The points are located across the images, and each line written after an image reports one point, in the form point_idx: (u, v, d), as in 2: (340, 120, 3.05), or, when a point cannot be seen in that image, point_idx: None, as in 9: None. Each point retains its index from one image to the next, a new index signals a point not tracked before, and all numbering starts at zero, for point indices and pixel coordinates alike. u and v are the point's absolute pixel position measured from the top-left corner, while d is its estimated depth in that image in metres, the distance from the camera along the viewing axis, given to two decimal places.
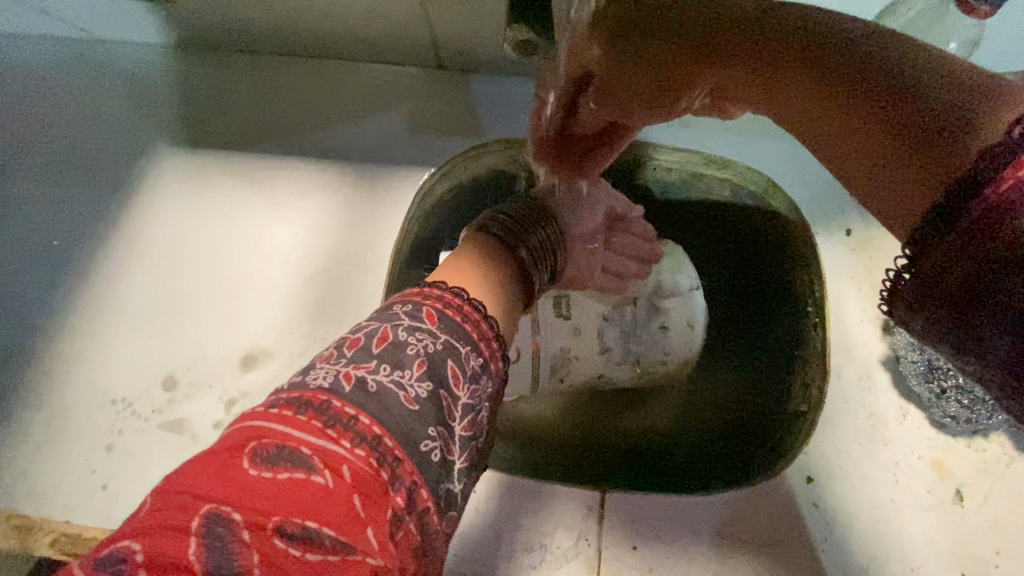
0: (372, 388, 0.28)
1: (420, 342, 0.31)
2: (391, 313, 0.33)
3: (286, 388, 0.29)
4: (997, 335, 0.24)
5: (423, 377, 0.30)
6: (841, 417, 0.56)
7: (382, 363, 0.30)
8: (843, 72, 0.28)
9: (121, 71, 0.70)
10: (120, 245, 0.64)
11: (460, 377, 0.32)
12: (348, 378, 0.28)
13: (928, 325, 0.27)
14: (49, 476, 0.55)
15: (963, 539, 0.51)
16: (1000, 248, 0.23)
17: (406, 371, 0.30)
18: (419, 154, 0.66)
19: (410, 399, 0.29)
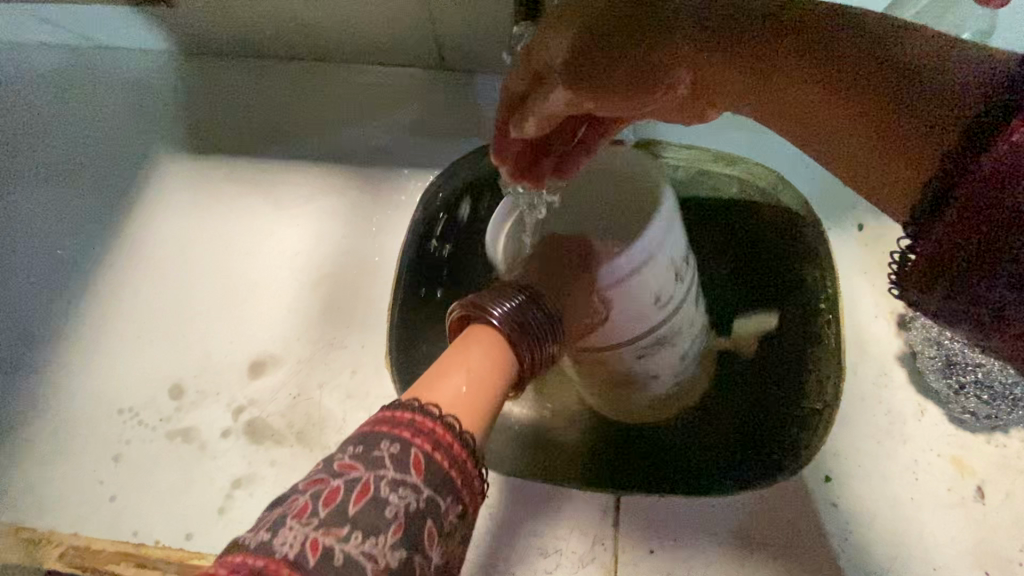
0: (338, 560, 0.28)
1: (402, 499, 0.31)
2: (374, 457, 0.32)
3: (250, 551, 0.28)
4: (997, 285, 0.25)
5: (397, 545, 0.30)
6: (859, 415, 0.55)
7: (354, 531, 0.29)
8: (841, 55, 0.29)
9: (121, 77, 0.69)
10: (125, 253, 0.63)
11: (434, 539, 0.31)
12: (315, 548, 0.28)
13: (939, 299, 0.28)
14: (55, 489, 0.54)
15: (987, 537, 0.50)
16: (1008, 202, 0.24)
17: (379, 537, 0.29)
18: (424, 156, 0.65)
19: (378, 569, 0.29)
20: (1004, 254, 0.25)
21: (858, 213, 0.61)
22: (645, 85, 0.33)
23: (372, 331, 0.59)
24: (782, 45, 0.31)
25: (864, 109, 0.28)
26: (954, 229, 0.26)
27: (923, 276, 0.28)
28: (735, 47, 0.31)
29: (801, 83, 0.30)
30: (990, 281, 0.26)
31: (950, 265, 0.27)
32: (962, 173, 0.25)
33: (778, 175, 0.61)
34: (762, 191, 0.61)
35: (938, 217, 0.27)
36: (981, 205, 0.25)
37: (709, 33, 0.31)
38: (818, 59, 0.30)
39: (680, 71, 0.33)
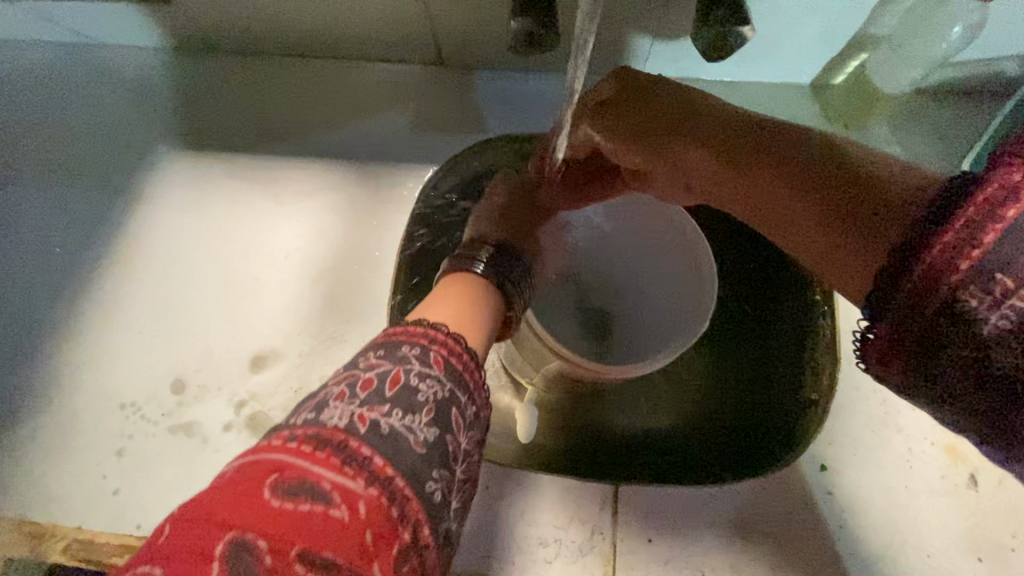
0: (385, 430, 0.29)
1: (429, 388, 0.31)
2: (400, 354, 0.33)
3: (299, 424, 0.29)
4: (959, 371, 0.25)
5: (431, 423, 0.30)
6: (853, 404, 0.55)
7: (394, 406, 0.30)
8: (801, 165, 0.33)
9: (120, 75, 0.69)
10: (125, 249, 0.63)
11: (462, 424, 0.32)
12: (362, 419, 0.29)
13: (904, 376, 0.28)
14: (58, 484, 0.54)
15: (978, 523, 0.51)
16: (949, 294, 0.24)
17: (416, 415, 0.30)
18: (422, 152, 0.65)
19: (416, 441, 0.29)
20: (944, 338, 0.25)
21: None
22: (655, 143, 0.42)
23: (371, 325, 0.59)
24: (750, 153, 0.36)
25: (813, 206, 0.32)
26: (908, 315, 0.26)
27: (882, 353, 0.28)
28: (723, 146, 0.37)
29: (768, 183, 0.35)
30: (939, 363, 0.26)
31: (907, 347, 0.27)
32: (908, 259, 0.26)
33: None
34: None
35: (887, 296, 0.27)
36: (924, 290, 0.25)
37: (674, 126, 0.40)
38: (778, 159, 0.34)
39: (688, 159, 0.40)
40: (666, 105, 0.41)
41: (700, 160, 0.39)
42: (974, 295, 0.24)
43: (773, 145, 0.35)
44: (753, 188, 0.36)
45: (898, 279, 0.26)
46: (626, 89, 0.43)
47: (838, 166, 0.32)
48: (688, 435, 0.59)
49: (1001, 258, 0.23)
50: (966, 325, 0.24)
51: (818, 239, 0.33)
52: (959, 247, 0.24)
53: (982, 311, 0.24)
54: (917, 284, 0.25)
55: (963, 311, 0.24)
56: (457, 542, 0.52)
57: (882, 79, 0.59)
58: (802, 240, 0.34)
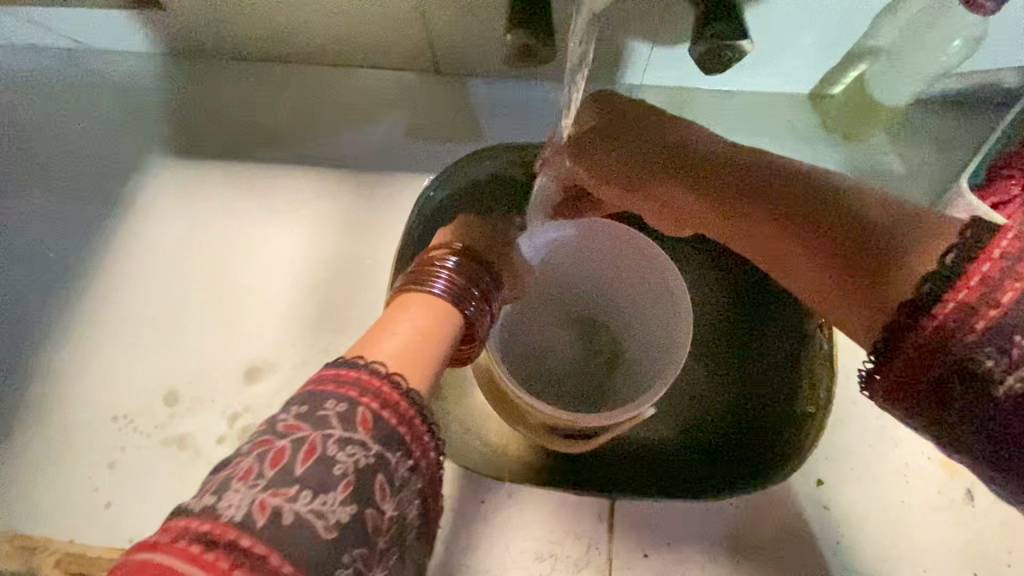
0: (332, 463, 0.30)
1: (351, 457, 0.30)
2: (322, 414, 0.31)
3: (271, 442, 0.30)
4: (963, 426, 0.27)
5: (347, 500, 0.29)
6: (851, 418, 0.55)
7: (303, 488, 0.29)
8: (806, 208, 0.36)
9: (113, 81, 0.69)
10: (117, 258, 0.63)
11: (388, 488, 0.31)
12: (311, 450, 0.30)
13: (911, 415, 0.30)
14: (48, 497, 0.54)
15: (975, 538, 0.51)
16: (958, 354, 0.27)
17: (330, 494, 0.29)
18: (418, 162, 0.65)
19: (337, 503, 0.29)
20: (957, 391, 0.27)
21: None
22: (646, 174, 0.44)
23: None
24: (763, 197, 0.38)
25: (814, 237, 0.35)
26: (918, 365, 0.28)
27: (892, 396, 0.30)
28: (734, 181, 0.40)
29: (761, 215, 0.38)
30: (953, 415, 0.28)
31: (915, 393, 0.29)
32: (921, 313, 0.28)
33: None
34: None
35: (897, 347, 0.29)
36: (934, 343, 0.27)
37: (693, 165, 0.42)
38: (781, 198, 0.37)
39: (688, 200, 0.42)
40: (652, 150, 0.44)
41: (713, 198, 0.41)
42: (988, 358, 0.26)
43: (778, 195, 0.38)
44: (746, 216, 0.39)
45: (905, 334, 0.29)
46: (623, 126, 0.46)
47: (852, 218, 0.34)
48: (692, 444, 0.60)
49: (1005, 322, 0.25)
50: (981, 386, 0.26)
51: (825, 284, 0.35)
52: (971, 308, 0.26)
53: (998, 373, 0.26)
54: (928, 337, 0.28)
55: (975, 371, 0.26)
56: (451, 558, 0.51)
57: (880, 92, 0.58)
58: (795, 275, 0.37)
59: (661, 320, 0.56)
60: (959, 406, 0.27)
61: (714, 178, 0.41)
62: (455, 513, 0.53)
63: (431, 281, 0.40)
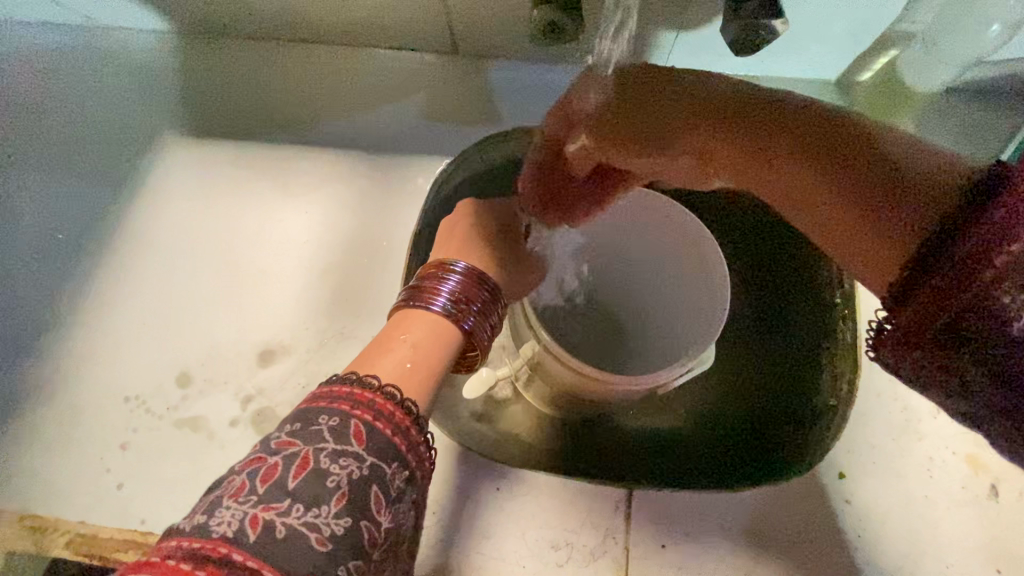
0: (280, 535, 0.27)
1: (344, 469, 0.30)
2: (315, 430, 0.31)
3: (185, 535, 0.27)
4: (973, 369, 0.27)
5: (341, 513, 0.29)
6: (874, 411, 0.54)
7: (295, 503, 0.28)
8: (830, 146, 0.31)
9: (126, 60, 0.67)
10: (129, 239, 0.62)
11: (383, 504, 0.31)
12: (254, 523, 0.27)
13: (914, 365, 0.31)
14: (59, 477, 0.53)
15: (999, 535, 0.50)
16: (978, 290, 0.26)
17: (323, 508, 0.28)
18: (434, 145, 0.64)
19: (322, 540, 0.28)
20: (971, 326, 0.27)
21: None
22: (660, 134, 0.36)
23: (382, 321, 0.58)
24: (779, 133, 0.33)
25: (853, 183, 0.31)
26: (929, 311, 0.28)
27: (905, 340, 0.30)
28: (763, 123, 0.33)
29: (791, 165, 0.33)
30: (964, 353, 0.27)
31: (927, 335, 0.29)
32: (942, 254, 0.28)
33: None
34: None
35: (919, 287, 0.29)
36: (957, 281, 0.27)
37: (727, 112, 0.34)
38: (813, 140, 0.32)
39: (701, 147, 0.35)
40: (664, 103, 0.35)
41: (729, 150, 0.35)
42: (1009, 291, 0.25)
43: (798, 131, 0.32)
44: (773, 167, 0.34)
45: (922, 279, 0.29)
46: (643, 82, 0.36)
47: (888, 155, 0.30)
48: (704, 434, 0.58)
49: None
50: (1000, 325, 0.26)
51: (846, 228, 0.32)
52: (990, 243, 0.26)
53: (1015, 309, 0.25)
54: (946, 278, 0.27)
55: (995, 307, 0.26)
56: (466, 546, 0.51)
57: (912, 76, 0.57)
58: (833, 227, 0.33)
59: (681, 298, 0.55)
60: (967, 344, 0.27)
61: (729, 118, 0.34)
62: (470, 501, 0.52)
63: (426, 296, 0.41)
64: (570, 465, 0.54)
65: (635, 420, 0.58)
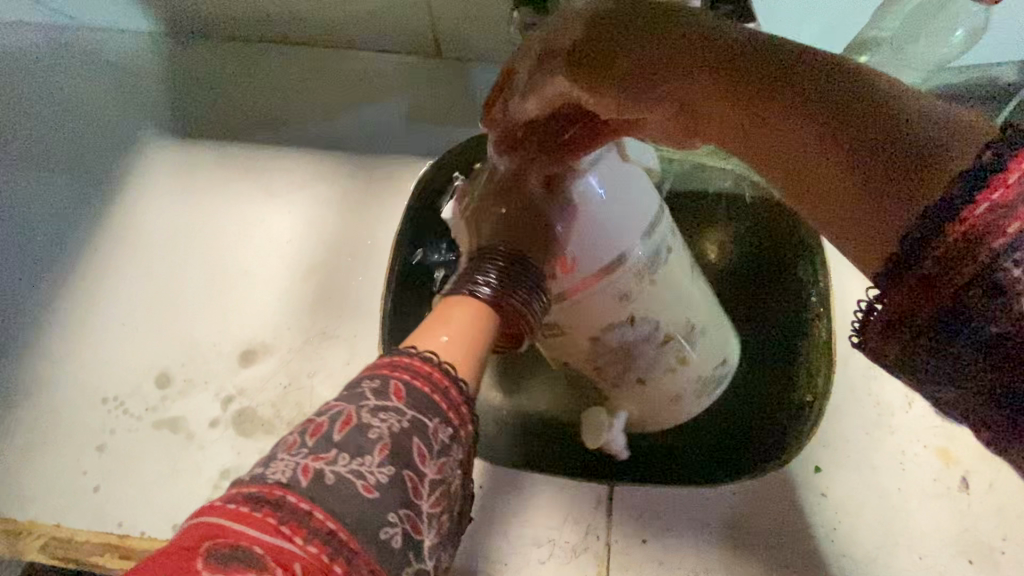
0: (330, 480, 0.28)
1: (386, 423, 0.30)
2: (355, 394, 0.32)
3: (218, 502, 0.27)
4: (981, 363, 0.21)
5: (385, 462, 0.29)
6: (848, 406, 0.55)
7: (341, 452, 0.29)
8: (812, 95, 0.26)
9: (107, 59, 0.67)
10: (108, 238, 0.62)
11: (426, 454, 0.31)
12: (306, 470, 0.28)
13: (903, 356, 0.25)
14: (33, 480, 0.52)
15: (970, 526, 0.51)
16: (981, 265, 0.20)
17: (366, 458, 0.29)
18: (417, 145, 0.64)
19: (368, 488, 0.28)
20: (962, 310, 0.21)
21: None
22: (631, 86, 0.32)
23: (365, 320, 0.58)
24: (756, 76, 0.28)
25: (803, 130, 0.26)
26: (923, 288, 0.22)
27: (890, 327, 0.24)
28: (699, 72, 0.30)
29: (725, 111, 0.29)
30: (965, 340, 0.22)
31: (922, 313, 0.23)
32: (931, 223, 0.22)
33: None
34: (759, 185, 0.61)
35: (910, 261, 0.22)
36: (959, 251, 0.21)
37: (657, 67, 0.31)
38: (752, 87, 0.28)
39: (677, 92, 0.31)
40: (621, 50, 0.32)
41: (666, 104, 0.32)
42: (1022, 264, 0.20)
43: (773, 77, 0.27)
44: (709, 117, 0.30)
45: (918, 253, 0.22)
46: (596, 32, 0.33)
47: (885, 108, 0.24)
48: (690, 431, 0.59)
49: None
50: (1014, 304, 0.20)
51: (828, 192, 0.25)
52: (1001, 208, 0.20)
53: None
54: (943, 249, 0.21)
55: (1005, 281, 0.20)
56: None
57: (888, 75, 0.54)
58: (817, 192, 0.26)
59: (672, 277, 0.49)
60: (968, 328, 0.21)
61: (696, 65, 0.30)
62: None
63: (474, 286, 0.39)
64: (562, 465, 0.56)
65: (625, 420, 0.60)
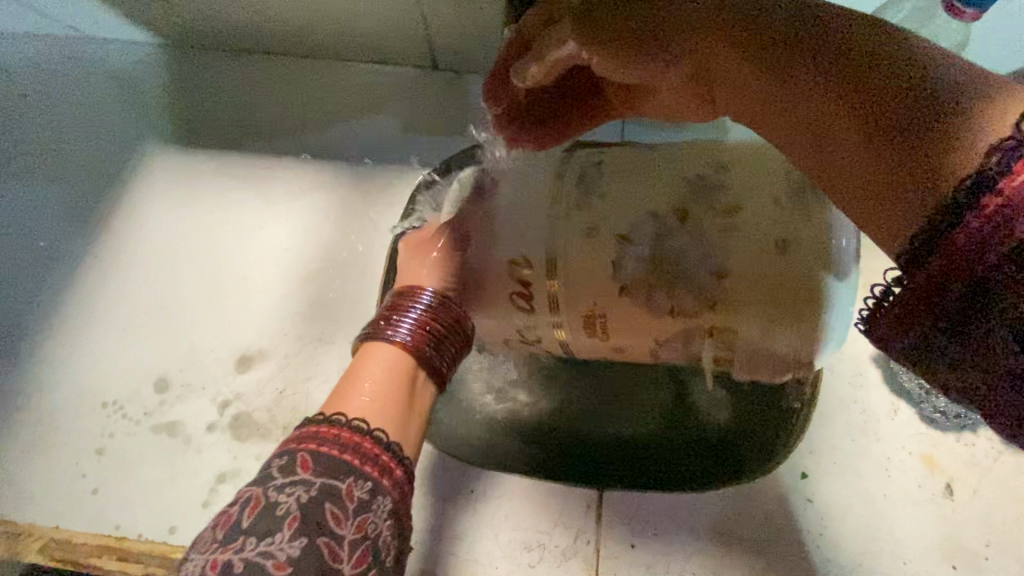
0: (237, 567, 0.30)
1: (290, 496, 0.32)
2: (266, 471, 0.34)
3: None
4: (1003, 357, 0.21)
5: (294, 536, 0.31)
6: (834, 413, 0.56)
7: (248, 538, 0.31)
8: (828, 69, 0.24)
9: (111, 70, 0.69)
10: (109, 244, 0.63)
11: (341, 518, 0.33)
12: (214, 565, 0.31)
13: (909, 345, 0.24)
14: (34, 483, 0.53)
15: (954, 532, 0.52)
16: (988, 273, 0.20)
17: (275, 537, 0.31)
18: (413, 156, 0.66)
19: (277, 565, 0.31)
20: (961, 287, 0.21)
21: None
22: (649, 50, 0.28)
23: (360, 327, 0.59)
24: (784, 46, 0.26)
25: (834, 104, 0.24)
26: (931, 295, 0.22)
27: (909, 310, 0.23)
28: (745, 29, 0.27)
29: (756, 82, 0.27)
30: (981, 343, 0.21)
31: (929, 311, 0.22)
32: (945, 227, 0.21)
33: None
34: None
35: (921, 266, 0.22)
36: (962, 258, 0.20)
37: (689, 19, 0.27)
38: (777, 61, 0.26)
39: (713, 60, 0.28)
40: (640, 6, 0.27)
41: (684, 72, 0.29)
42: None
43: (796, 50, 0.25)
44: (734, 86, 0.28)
45: (928, 257, 0.21)
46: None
47: (904, 80, 0.22)
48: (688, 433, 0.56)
49: None
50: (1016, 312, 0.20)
51: (850, 173, 0.24)
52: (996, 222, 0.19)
53: None
54: (944, 257, 0.21)
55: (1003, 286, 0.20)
56: (441, 545, 0.52)
57: None
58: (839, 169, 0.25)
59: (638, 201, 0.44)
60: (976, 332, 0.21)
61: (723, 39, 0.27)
62: (445, 503, 0.53)
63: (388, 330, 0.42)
64: (547, 465, 0.54)
65: (618, 425, 0.57)
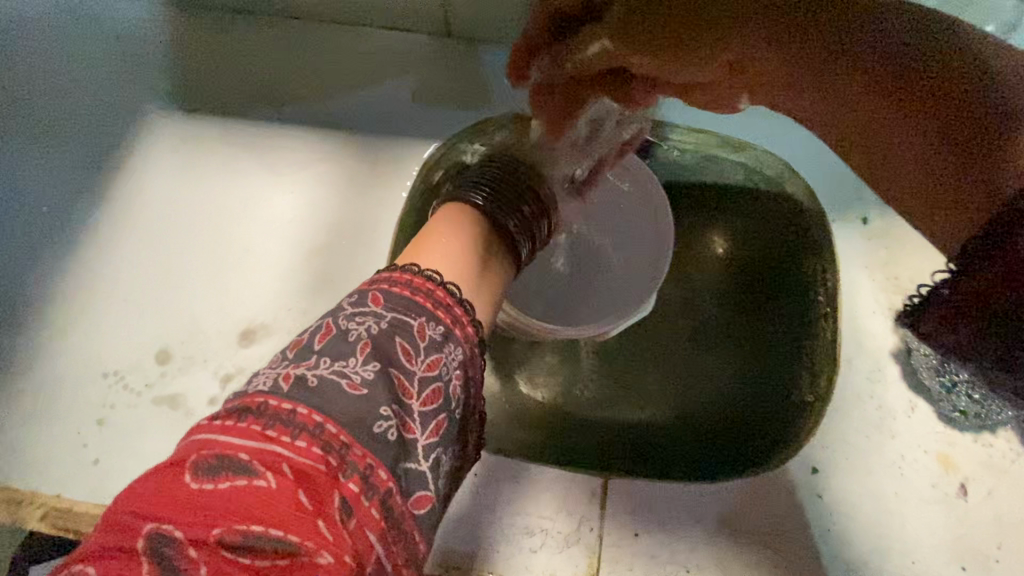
0: (314, 382, 0.31)
1: (362, 324, 0.34)
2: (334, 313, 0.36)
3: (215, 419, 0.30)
4: None
5: (367, 360, 0.33)
6: (850, 408, 0.55)
7: (323, 357, 0.33)
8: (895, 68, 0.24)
9: (110, 27, 0.65)
10: (112, 210, 0.62)
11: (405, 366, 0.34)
12: (288, 377, 0.31)
13: (964, 341, 0.26)
14: (35, 450, 0.53)
15: (966, 533, 0.51)
16: None
17: (350, 360, 0.32)
18: (424, 127, 0.63)
19: (354, 385, 0.32)
20: None
21: (864, 206, 0.60)
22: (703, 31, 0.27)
23: None
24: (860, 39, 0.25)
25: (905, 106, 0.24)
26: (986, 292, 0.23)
27: (950, 316, 0.25)
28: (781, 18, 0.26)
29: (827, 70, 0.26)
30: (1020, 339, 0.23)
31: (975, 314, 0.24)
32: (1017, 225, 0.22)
33: (789, 164, 0.59)
34: (770, 179, 0.60)
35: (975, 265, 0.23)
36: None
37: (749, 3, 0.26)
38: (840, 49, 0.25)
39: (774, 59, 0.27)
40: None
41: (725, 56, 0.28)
42: None
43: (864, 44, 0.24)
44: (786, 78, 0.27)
45: (982, 259, 0.23)
46: None
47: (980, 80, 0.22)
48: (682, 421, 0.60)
49: None
50: None
51: (911, 166, 0.24)
52: None
53: None
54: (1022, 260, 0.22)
55: None
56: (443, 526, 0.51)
57: None
58: (903, 177, 0.25)
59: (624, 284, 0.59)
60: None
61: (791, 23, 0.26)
62: None
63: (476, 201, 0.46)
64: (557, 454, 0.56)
65: (616, 413, 0.61)
